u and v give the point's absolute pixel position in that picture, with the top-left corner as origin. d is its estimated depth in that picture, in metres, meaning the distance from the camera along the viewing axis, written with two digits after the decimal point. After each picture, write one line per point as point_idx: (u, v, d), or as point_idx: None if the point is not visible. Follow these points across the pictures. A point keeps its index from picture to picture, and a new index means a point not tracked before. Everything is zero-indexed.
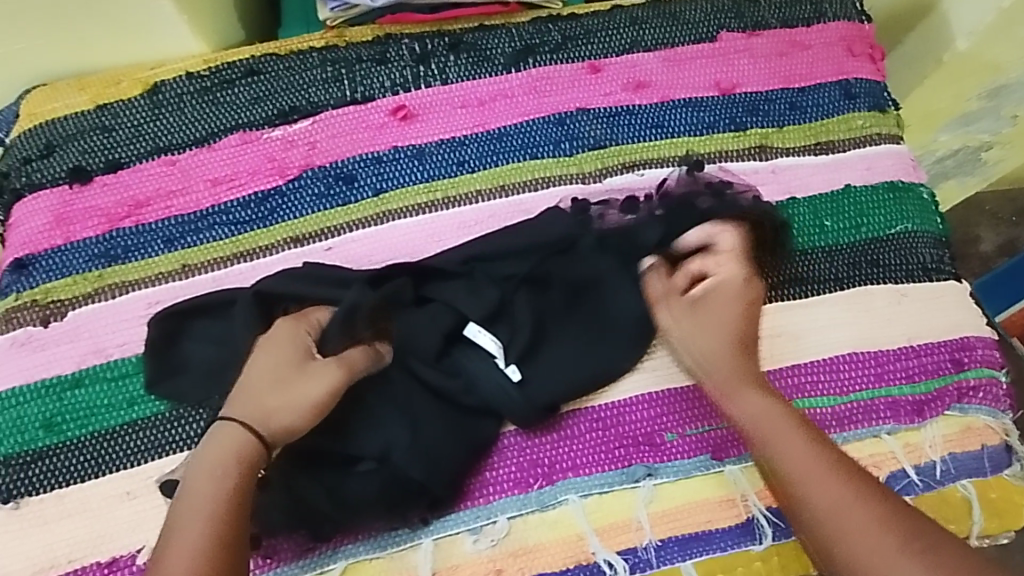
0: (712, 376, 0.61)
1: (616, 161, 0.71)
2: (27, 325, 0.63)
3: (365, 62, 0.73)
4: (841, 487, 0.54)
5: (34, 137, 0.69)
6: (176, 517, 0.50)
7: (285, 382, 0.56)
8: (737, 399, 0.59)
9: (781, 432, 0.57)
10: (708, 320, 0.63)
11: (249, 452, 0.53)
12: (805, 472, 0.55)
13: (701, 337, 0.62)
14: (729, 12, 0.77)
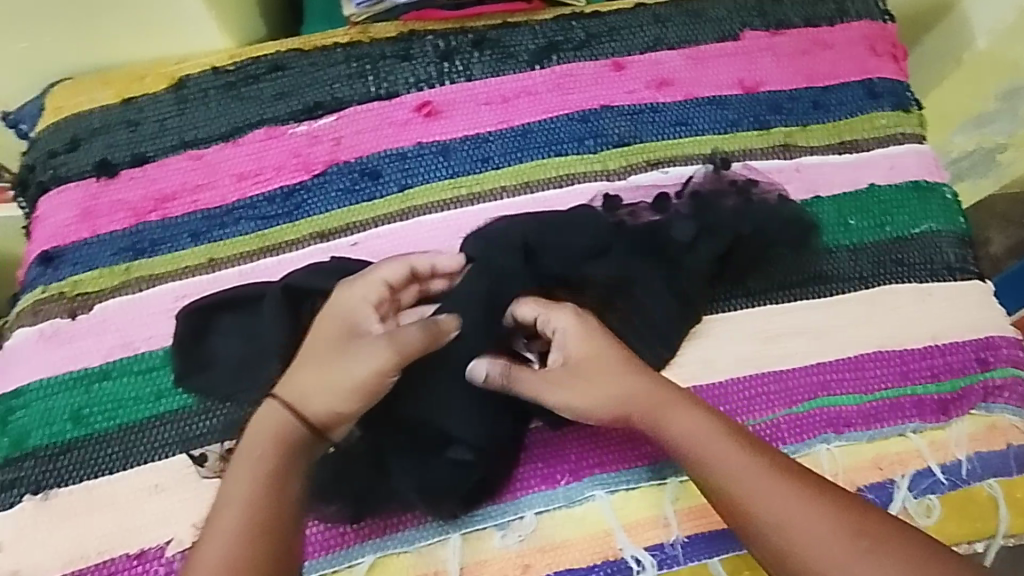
0: (631, 407, 0.54)
1: (640, 159, 0.71)
2: (54, 318, 0.63)
3: (389, 58, 0.73)
4: (794, 494, 0.51)
5: (60, 131, 0.69)
6: (221, 501, 0.50)
7: (330, 363, 0.52)
8: (668, 419, 0.54)
9: (718, 446, 0.53)
10: (586, 376, 0.54)
11: (292, 438, 0.51)
12: (746, 488, 0.51)
13: (597, 395, 0.54)
14: (752, 11, 0.77)
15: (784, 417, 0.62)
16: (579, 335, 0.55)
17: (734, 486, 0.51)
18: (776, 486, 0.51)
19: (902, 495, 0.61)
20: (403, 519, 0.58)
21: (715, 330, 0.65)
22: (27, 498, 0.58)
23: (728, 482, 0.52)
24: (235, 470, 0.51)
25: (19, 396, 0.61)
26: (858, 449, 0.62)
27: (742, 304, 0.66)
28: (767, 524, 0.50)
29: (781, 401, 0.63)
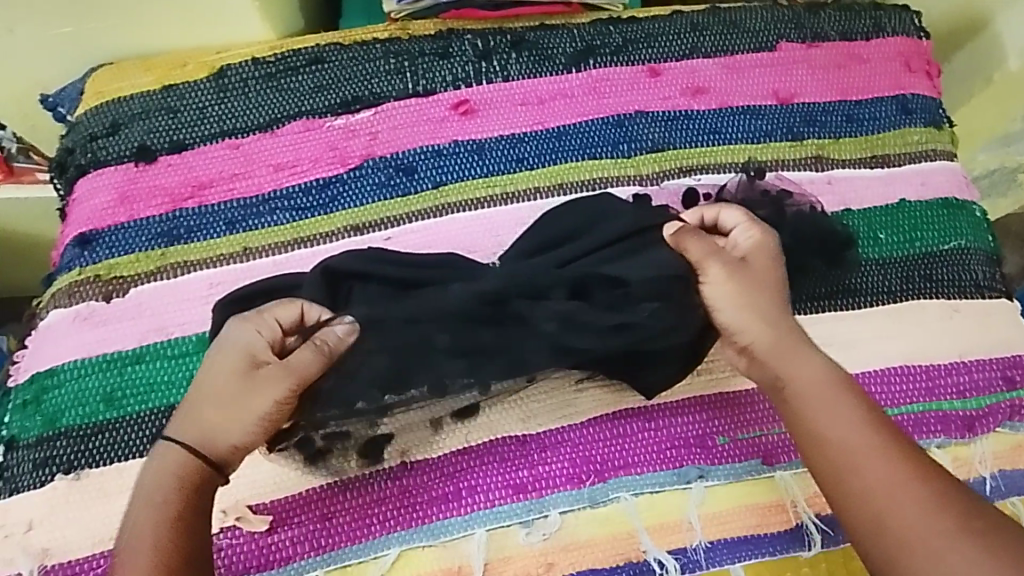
0: (761, 340, 0.58)
1: (673, 165, 0.71)
2: (89, 300, 0.64)
3: (428, 56, 0.73)
4: (899, 461, 0.52)
5: (100, 115, 0.70)
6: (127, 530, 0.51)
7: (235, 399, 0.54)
8: (791, 362, 0.57)
9: (833, 398, 0.55)
10: (752, 283, 0.60)
11: (200, 476, 0.53)
12: (854, 441, 0.53)
13: (737, 308, 0.59)
14: (788, 23, 0.77)
15: None
16: (755, 254, 0.61)
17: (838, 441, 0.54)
18: (882, 449, 0.53)
19: None
20: (429, 513, 0.59)
21: None
22: (58, 478, 0.59)
23: (831, 434, 0.54)
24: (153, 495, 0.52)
25: (52, 375, 0.62)
26: None
27: None
28: (863, 483, 0.52)
29: None
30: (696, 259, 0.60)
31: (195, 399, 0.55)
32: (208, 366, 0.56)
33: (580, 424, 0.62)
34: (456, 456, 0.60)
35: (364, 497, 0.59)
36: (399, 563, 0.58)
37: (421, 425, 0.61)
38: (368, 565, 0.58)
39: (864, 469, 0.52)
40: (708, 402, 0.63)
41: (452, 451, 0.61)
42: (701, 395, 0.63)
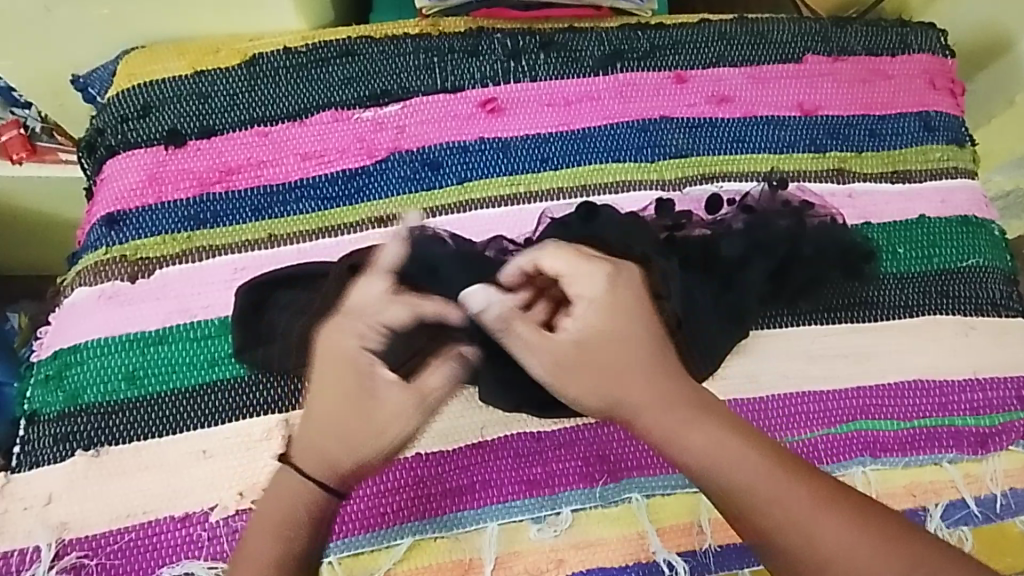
0: (639, 408, 0.52)
1: (696, 172, 0.72)
2: (114, 279, 0.65)
3: (457, 53, 0.74)
4: (832, 523, 0.48)
5: (132, 97, 0.71)
6: (248, 549, 0.50)
7: (355, 426, 0.52)
8: (680, 430, 0.51)
9: (735, 462, 0.50)
10: (597, 347, 0.53)
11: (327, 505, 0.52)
12: (773, 509, 0.48)
13: (594, 381, 0.52)
14: (815, 35, 0.77)
15: (821, 437, 0.63)
16: (596, 306, 0.53)
17: (754, 509, 0.49)
18: (806, 508, 0.48)
19: (935, 523, 0.63)
20: (442, 504, 0.59)
21: (759, 347, 0.66)
22: (78, 453, 0.59)
23: (748, 501, 0.49)
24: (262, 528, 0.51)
25: (74, 351, 0.62)
26: (892, 474, 0.63)
27: (787, 322, 0.67)
28: (795, 550, 0.48)
29: (820, 420, 0.64)
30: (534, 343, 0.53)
31: (320, 428, 0.52)
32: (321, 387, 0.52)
33: (594, 423, 0.62)
34: (471, 450, 0.61)
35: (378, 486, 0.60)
36: (412, 553, 0.58)
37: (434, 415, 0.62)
38: (381, 554, 0.58)
39: (793, 535, 0.48)
40: None
41: (467, 445, 0.61)
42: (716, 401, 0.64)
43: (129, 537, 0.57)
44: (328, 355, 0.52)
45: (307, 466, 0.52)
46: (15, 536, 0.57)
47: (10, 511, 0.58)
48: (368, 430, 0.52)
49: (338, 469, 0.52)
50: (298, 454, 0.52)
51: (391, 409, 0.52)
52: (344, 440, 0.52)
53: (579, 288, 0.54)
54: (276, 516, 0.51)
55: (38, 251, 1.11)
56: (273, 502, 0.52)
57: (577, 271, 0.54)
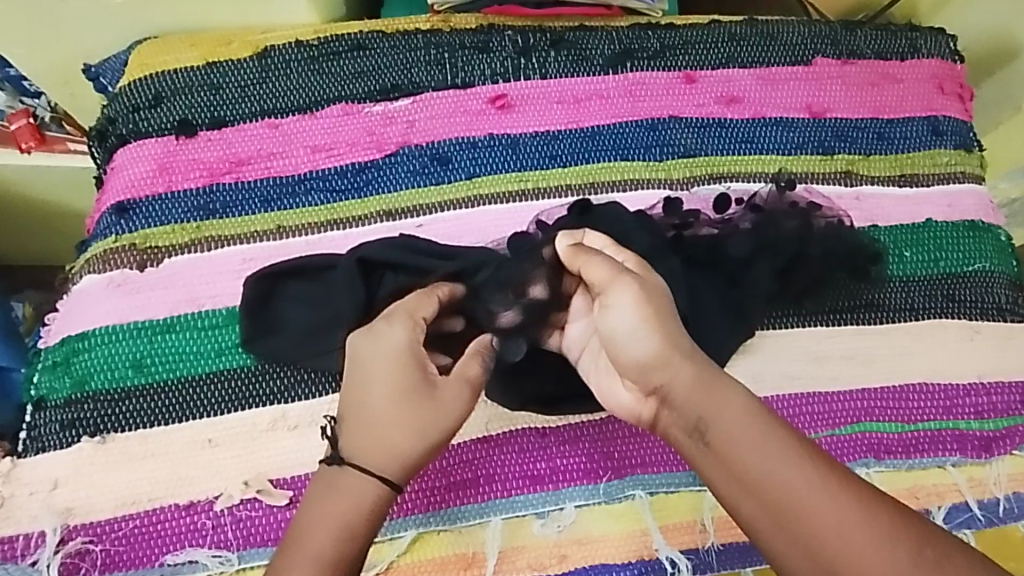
0: (678, 376, 0.50)
1: (704, 172, 0.72)
2: (123, 267, 0.65)
3: (467, 50, 0.74)
4: (847, 498, 0.47)
5: (144, 87, 0.71)
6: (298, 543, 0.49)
7: (421, 413, 0.51)
8: (714, 404, 0.49)
9: (756, 429, 0.49)
10: (640, 304, 0.52)
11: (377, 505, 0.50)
12: (791, 478, 0.47)
13: (638, 342, 0.51)
14: (825, 38, 0.78)
15: (825, 438, 0.63)
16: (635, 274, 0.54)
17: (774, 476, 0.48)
18: (825, 487, 0.47)
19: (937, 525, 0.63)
20: (447, 497, 0.60)
21: (764, 347, 0.66)
22: (85, 440, 0.60)
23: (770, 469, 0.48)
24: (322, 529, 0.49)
25: (83, 338, 0.63)
26: (895, 476, 0.64)
27: (793, 323, 0.67)
28: (811, 536, 0.46)
29: (823, 421, 0.64)
30: (602, 281, 0.53)
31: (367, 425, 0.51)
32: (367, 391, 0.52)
33: (599, 420, 0.63)
34: (476, 444, 0.61)
35: None
36: (416, 546, 0.59)
37: None
38: (384, 546, 0.58)
39: (811, 519, 0.46)
40: None
41: (472, 439, 0.61)
42: None
43: (135, 524, 0.58)
44: (374, 351, 0.53)
45: (370, 464, 0.50)
46: (20, 521, 0.57)
47: (16, 497, 0.58)
48: (432, 416, 0.52)
49: (398, 464, 0.51)
50: (353, 450, 0.51)
51: (452, 396, 0.53)
52: (406, 429, 0.51)
53: (622, 261, 0.56)
54: (337, 515, 0.49)
55: (43, 242, 1.12)
56: (333, 502, 0.50)
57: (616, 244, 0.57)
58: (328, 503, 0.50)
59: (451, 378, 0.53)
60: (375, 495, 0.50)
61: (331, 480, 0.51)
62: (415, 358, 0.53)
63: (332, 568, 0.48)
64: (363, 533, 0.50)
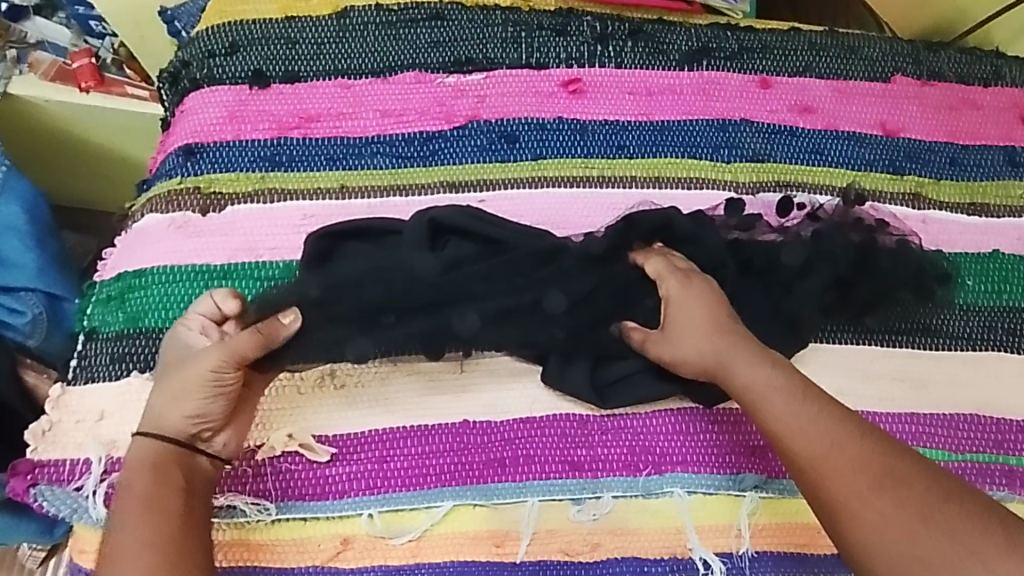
0: (709, 354, 0.57)
1: (771, 178, 0.71)
2: (185, 210, 0.65)
3: (545, 31, 0.74)
4: (870, 459, 0.51)
5: (221, 33, 0.71)
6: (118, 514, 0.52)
7: (178, 380, 0.55)
8: (730, 365, 0.56)
9: (779, 395, 0.54)
10: (684, 325, 0.59)
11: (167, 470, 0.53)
12: (815, 440, 0.52)
13: (684, 349, 0.58)
14: (906, 57, 0.77)
15: None
16: (685, 297, 0.60)
17: (797, 435, 0.53)
18: (850, 450, 0.51)
19: None
20: (485, 473, 0.59)
21: (817, 360, 0.65)
22: (134, 374, 0.60)
23: (792, 431, 0.53)
24: (128, 479, 0.53)
25: (140, 276, 0.63)
26: None
27: (847, 339, 0.66)
28: (799, 464, 0.52)
29: None
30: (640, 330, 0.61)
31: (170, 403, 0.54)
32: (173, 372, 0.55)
33: (644, 414, 0.62)
34: (519, 424, 0.61)
35: (424, 447, 0.60)
36: (450, 518, 0.58)
37: (486, 385, 0.62)
38: (419, 513, 0.58)
39: (798, 452, 0.52)
40: None
41: (515, 418, 0.61)
42: None
43: None
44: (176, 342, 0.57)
45: (158, 427, 0.54)
46: (67, 447, 0.58)
47: (64, 422, 0.59)
48: (188, 386, 0.54)
49: (178, 420, 0.54)
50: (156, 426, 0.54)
51: (190, 363, 0.55)
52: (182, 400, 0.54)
53: (686, 286, 0.60)
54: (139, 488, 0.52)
55: (80, 190, 1.11)
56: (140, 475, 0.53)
57: (664, 271, 0.61)
58: (129, 459, 0.54)
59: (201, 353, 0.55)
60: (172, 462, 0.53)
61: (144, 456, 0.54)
62: (179, 338, 0.57)
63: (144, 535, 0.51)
64: (156, 478, 0.53)
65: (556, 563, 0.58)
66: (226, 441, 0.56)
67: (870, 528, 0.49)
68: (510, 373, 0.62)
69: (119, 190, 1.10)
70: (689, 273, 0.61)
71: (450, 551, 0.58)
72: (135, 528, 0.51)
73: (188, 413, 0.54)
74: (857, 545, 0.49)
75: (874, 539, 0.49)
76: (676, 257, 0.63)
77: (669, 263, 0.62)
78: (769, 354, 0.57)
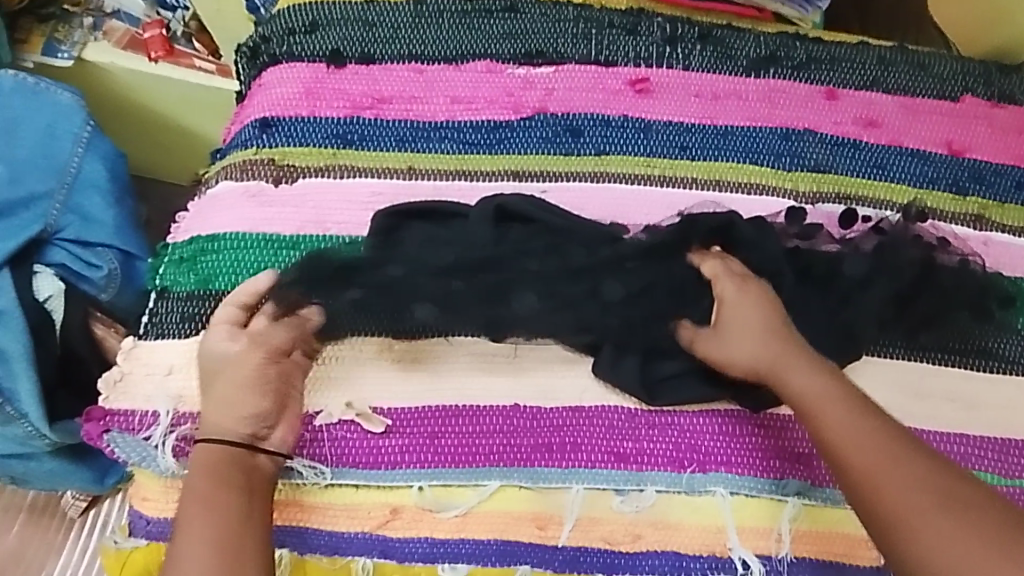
0: (765, 359, 0.58)
1: (832, 190, 0.71)
2: (259, 179, 0.67)
3: (616, 29, 0.75)
4: (925, 475, 0.52)
5: (301, 12, 0.73)
6: (182, 514, 0.54)
7: (222, 380, 0.58)
8: (788, 373, 0.57)
9: (833, 404, 0.55)
10: (737, 328, 0.60)
11: (224, 473, 0.55)
12: (869, 451, 0.53)
13: (732, 350, 0.59)
14: (977, 78, 0.76)
15: None
16: (744, 298, 0.60)
17: (848, 444, 0.53)
18: (904, 463, 0.52)
19: None
20: (532, 457, 0.61)
21: (868, 373, 0.65)
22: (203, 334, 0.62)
23: (845, 441, 0.54)
24: (189, 483, 0.56)
25: (213, 240, 0.65)
26: None
27: (900, 354, 0.66)
28: (850, 472, 0.53)
29: None
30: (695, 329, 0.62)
31: (216, 405, 0.58)
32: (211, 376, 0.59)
33: (692, 412, 0.63)
34: (568, 412, 0.62)
35: (475, 427, 0.61)
36: (496, 497, 0.60)
37: (538, 371, 0.63)
38: (467, 490, 0.60)
39: (849, 462, 0.53)
40: None
41: (564, 406, 0.62)
42: None
43: None
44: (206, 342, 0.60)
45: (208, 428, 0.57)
46: (135, 398, 0.61)
47: (134, 374, 0.61)
48: (239, 383, 0.58)
49: (228, 424, 0.57)
50: (208, 427, 0.57)
51: (234, 361, 0.59)
52: (229, 401, 0.58)
53: (745, 291, 0.61)
54: (199, 489, 0.55)
55: (127, 158, 1.13)
56: (200, 476, 0.55)
57: (721, 271, 0.62)
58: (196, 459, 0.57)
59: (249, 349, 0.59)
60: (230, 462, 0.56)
61: (200, 457, 0.56)
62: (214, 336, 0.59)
63: (209, 530, 0.53)
64: (214, 483, 0.55)
65: (596, 550, 0.60)
66: (278, 436, 0.58)
67: (924, 541, 0.49)
68: (564, 362, 0.63)
69: (168, 160, 1.12)
70: (745, 277, 0.62)
71: (494, 529, 0.59)
72: (197, 524, 0.53)
73: (238, 412, 0.57)
74: (906, 558, 0.50)
75: (927, 553, 0.49)
76: (735, 260, 0.63)
77: (727, 265, 0.62)
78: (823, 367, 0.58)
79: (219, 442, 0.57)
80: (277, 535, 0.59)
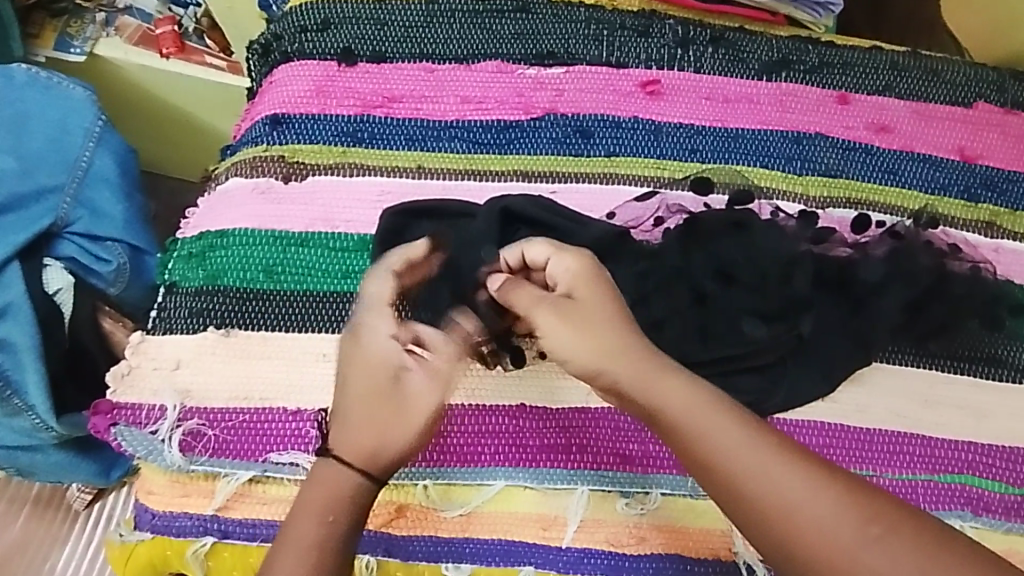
0: (624, 368, 0.50)
1: (842, 195, 0.71)
2: (268, 176, 0.67)
3: (627, 31, 0.75)
4: (817, 485, 0.46)
5: (313, 11, 0.73)
6: (288, 525, 0.50)
7: (387, 400, 0.51)
8: (653, 387, 0.49)
9: (707, 417, 0.48)
10: (587, 318, 0.51)
11: (344, 502, 0.50)
12: (755, 465, 0.47)
13: (577, 345, 0.51)
14: (990, 84, 0.76)
15: (923, 481, 0.62)
16: (590, 276, 0.53)
17: (731, 464, 0.47)
18: (793, 475, 0.46)
19: None
20: (538, 457, 0.60)
21: (876, 378, 0.65)
22: (211, 329, 0.62)
23: (733, 461, 0.47)
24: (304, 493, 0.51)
25: (222, 236, 0.65)
26: (990, 536, 0.62)
27: (908, 361, 0.65)
28: (741, 496, 0.47)
29: (924, 464, 0.63)
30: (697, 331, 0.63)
31: (362, 432, 0.51)
32: (366, 398, 0.51)
33: None
34: (575, 413, 0.62)
35: (481, 427, 0.61)
36: (500, 497, 0.60)
37: (545, 371, 0.62)
38: (471, 490, 0.60)
39: (739, 482, 0.47)
40: (826, 428, 0.63)
41: (571, 408, 0.62)
42: (820, 420, 0.63)
43: (244, 418, 0.60)
44: (362, 350, 0.53)
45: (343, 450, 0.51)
46: (143, 392, 0.61)
47: (142, 368, 0.62)
48: (401, 417, 0.51)
49: (359, 451, 0.51)
50: (339, 442, 0.51)
51: (413, 393, 0.51)
52: (380, 430, 0.51)
53: (563, 267, 0.54)
54: (316, 504, 0.50)
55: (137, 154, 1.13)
56: (313, 491, 0.50)
57: (557, 249, 0.55)
58: (317, 473, 0.51)
59: (427, 378, 0.52)
60: (352, 488, 0.50)
61: (314, 468, 0.51)
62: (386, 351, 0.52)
63: (314, 552, 0.49)
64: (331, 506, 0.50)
65: (600, 551, 0.59)
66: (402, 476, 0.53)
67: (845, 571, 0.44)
68: None
69: (177, 156, 1.12)
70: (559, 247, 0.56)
71: (497, 529, 0.59)
72: (299, 538, 0.49)
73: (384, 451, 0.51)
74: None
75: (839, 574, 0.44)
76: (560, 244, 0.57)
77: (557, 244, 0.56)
78: (632, 350, 0.51)
79: (347, 467, 0.51)
80: (363, 538, 0.59)
